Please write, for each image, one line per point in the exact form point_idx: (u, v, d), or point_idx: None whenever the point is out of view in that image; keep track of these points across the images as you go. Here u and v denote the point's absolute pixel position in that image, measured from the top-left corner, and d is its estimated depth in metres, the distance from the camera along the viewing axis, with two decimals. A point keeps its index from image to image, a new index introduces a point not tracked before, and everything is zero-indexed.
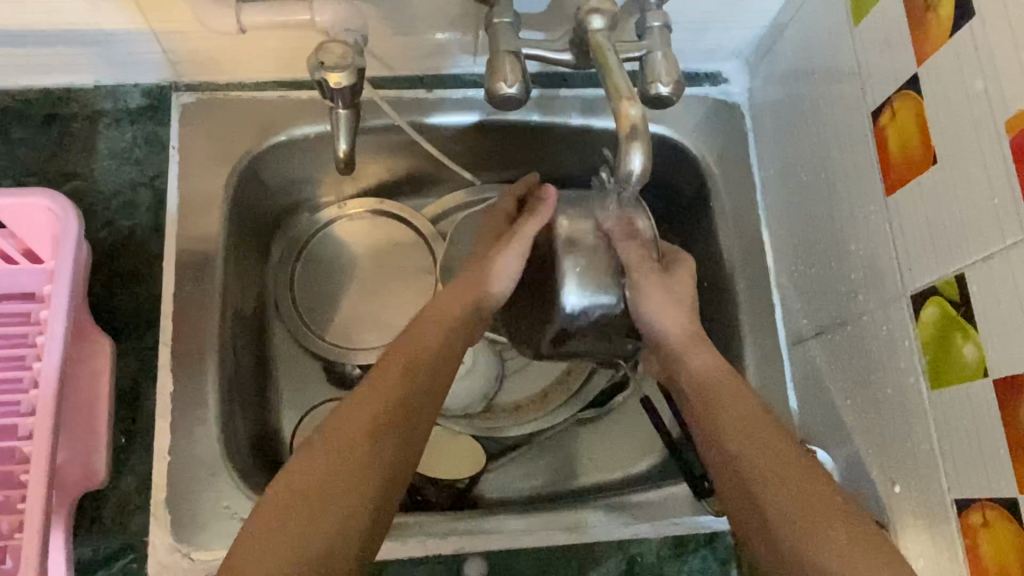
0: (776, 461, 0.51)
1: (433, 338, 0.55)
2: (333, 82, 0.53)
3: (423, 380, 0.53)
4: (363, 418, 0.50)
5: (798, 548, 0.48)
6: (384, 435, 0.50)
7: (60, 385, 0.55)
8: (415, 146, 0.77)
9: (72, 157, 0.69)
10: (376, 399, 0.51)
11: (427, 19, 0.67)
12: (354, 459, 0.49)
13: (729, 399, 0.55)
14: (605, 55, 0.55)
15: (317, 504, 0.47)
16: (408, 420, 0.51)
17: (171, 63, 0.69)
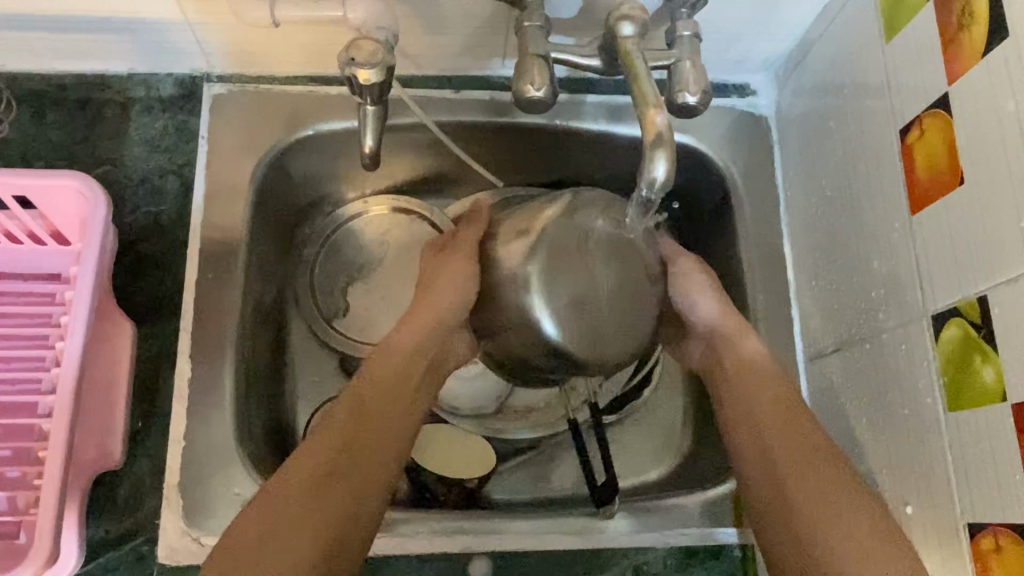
0: (812, 475, 0.56)
1: (373, 394, 0.59)
2: (361, 78, 0.53)
3: (363, 438, 0.57)
4: (300, 479, 0.54)
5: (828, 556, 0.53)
6: (332, 478, 0.54)
7: (83, 363, 0.56)
8: (439, 144, 0.77)
9: (104, 143, 0.70)
10: (330, 441, 0.56)
11: (458, 20, 0.68)
12: (300, 507, 0.52)
13: (769, 413, 0.60)
14: (634, 62, 0.55)
15: (260, 550, 0.50)
16: (347, 478, 0.54)
17: (205, 54, 0.70)
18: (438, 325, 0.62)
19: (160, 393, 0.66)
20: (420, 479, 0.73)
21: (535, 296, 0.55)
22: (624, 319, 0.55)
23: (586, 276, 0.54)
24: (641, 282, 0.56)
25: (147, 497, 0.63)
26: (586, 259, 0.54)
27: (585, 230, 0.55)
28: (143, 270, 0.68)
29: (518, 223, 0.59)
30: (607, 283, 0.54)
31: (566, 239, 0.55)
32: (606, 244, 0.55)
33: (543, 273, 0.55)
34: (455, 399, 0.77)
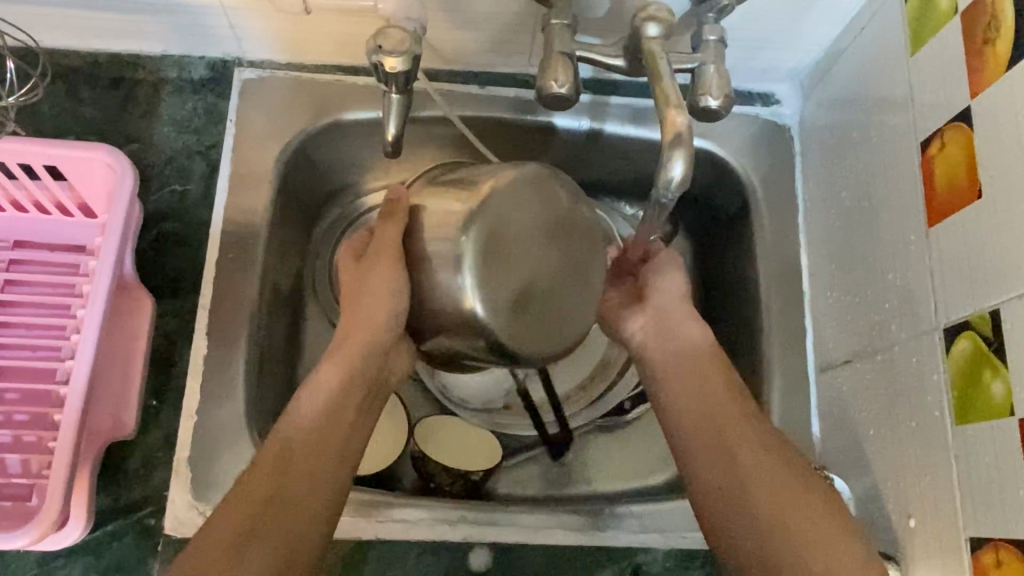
0: (773, 474, 0.56)
1: (311, 422, 0.56)
2: (388, 66, 0.53)
3: (300, 470, 0.54)
4: (232, 526, 0.50)
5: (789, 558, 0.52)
6: (257, 532, 0.51)
7: (104, 331, 0.57)
8: (461, 139, 0.78)
9: (134, 122, 0.72)
10: (255, 493, 0.52)
11: (487, 16, 0.68)
12: (231, 556, 0.49)
13: (725, 409, 0.60)
14: (657, 62, 0.55)
15: None
16: (283, 518, 0.52)
17: (237, 39, 0.72)
18: (373, 343, 0.60)
19: (175, 368, 0.67)
20: (425, 468, 0.74)
21: (467, 273, 0.54)
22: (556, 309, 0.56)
23: (522, 258, 0.55)
24: (577, 268, 0.57)
25: (158, 469, 0.64)
26: (523, 244, 0.55)
27: (521, 208, 0.55)
28: (165, 246, 0.70)
29: (446, 206, 0.57)
30: (544, 270, 0.55)
31: (507, 218, 0.55)
32: (542, 226, 0.55)
33: (477, 249, 0.54)
34: (467, 393, 0.80)
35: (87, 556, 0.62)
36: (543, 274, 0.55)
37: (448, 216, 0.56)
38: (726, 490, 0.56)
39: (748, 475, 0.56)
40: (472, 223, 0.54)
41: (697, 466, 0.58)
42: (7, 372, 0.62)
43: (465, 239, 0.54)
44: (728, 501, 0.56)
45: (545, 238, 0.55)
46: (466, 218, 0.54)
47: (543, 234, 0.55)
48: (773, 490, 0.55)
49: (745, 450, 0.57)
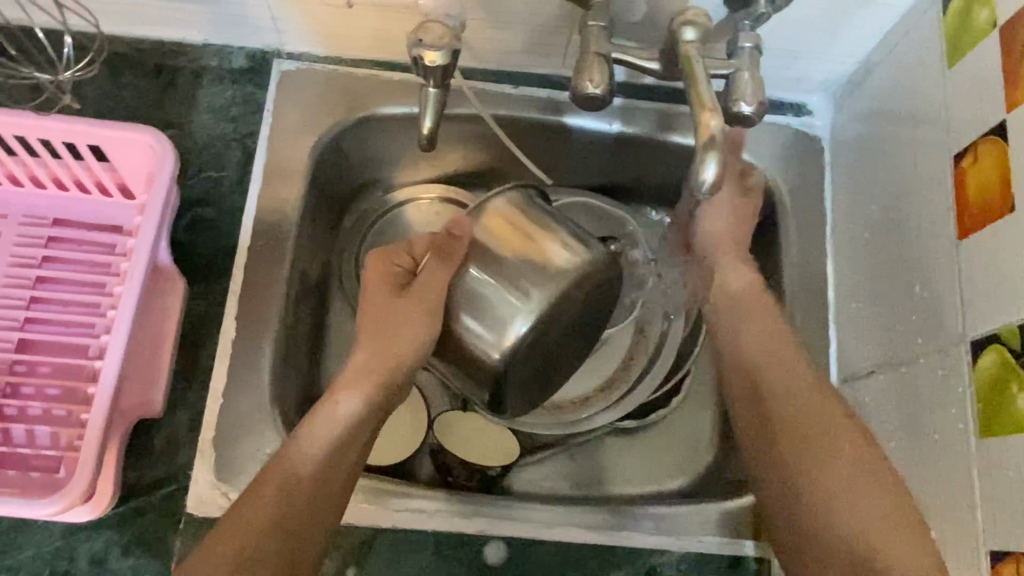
0: (808, 410, 0.58)
1: (327, 440, 0.57)
2: (428, 60, 0.54)
3: (308, 488, 0.55)
4: (236, 545, 0.52)
5: (813, 494, 0.55)
6: (260, 554, 0.52)
7: (141, 309, 0.59)
8: (493, 138, 0.79)
9: (174, 109, 0.74)
10: (260, 505, 0.53)
11: (524, 18, 0.69)
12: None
13: (766, 346, 0.63)
14: (693, 65, 0.56)
15: None
16: (286, 543, 0.53)
17: (278, 31, 0.73)
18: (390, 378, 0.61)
19: (203, 351, 0.68)
20: (443, 461, 0.75)
21: (511, 336, 0.59)
22: (556, 374, 0.67)
23: (553, 335, 0.62)
24: (592, 328, 0.66)
25: (183, 448, 0.65)
26: (565, 316, 0.61)
27: (579, 298, 0.61)
28: (199, 231, 0.71)
29: (515, 266, 0.59)
30: (568, 334, 0.63)
31: (564, 307, 0.60)
32: (583, 312, 0.63)
33: (530, 318, 0.59)
34: None
35: (110, 531, 0.63)
36: (567, 339, 0.64)
37: (513, 276, 0.59)
38: (758, 431, 0.60)
39: (779, 409, 0.59)
40: (538, 304, 0.59)
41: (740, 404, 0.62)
42: (43, 346, 0.63)
43: (525, 321, 0.58)
44: (759, 432, 0.60)
45: (581, 314, 0.62)
46: (532, 297, 0.59)
47: (580, 313, 0.62)
48: (803, 431, 0.57)
49: (788, 413, 0.59)
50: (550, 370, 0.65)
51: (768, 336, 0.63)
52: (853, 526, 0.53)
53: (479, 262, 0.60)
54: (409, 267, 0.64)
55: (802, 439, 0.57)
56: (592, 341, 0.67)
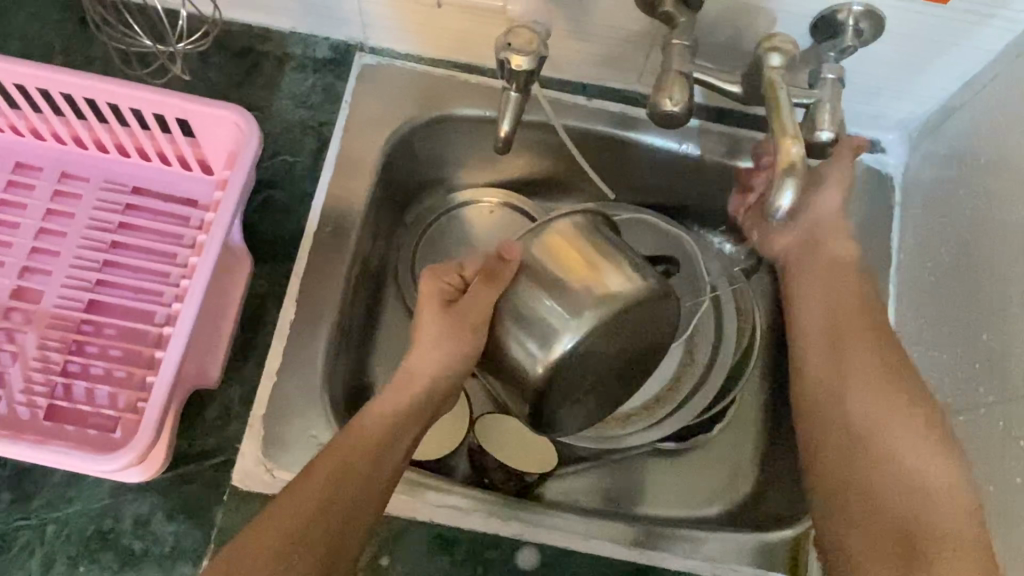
0: (884, 373, 0.60)
1: (374, 440, 0.58)
2: (514, 64, 0.55)
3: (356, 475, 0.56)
4: (283, 527, 0.52)
5: (878, 451, 0.57)
6: (300, 550, 0.52)
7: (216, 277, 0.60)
8: (562, 148, 0.79)
9: (256, 92, 0.75)
10: (311, 487, 0.54)
11: (605, 32, 0.70)
12: (276, 559, 0.51)
13: (849, 307, 0.65)
14: (777, 92, 0.56)
15: None
16: (331, 528, 0.54)
17: (364, 25, 0.75)
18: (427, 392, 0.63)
19: (263, 329, 0.69)
20: (481, 462, 0.75)
21: (559, 354, 0.57)
22: (604, 404, 0.65)
23: (607, 361, 0.61)
24: (648, 360, 0.65)
25: (234, 421, 0.66)
26: (616, 340, 0.59)
27: (629, 325, 0.59)
28: (268, 211, 0.73)
29: (568, 285, 0.58)
30: (623, 365, 0.63)
31: (616, 332, 0.59)
32: (635, 338, 0.61)
33: (578, 340, 0.57)
34: None
35: (155, 496, 0.64)
36: (622, 369, 0.63)
37: (568, 296, 0.58)
38: (829, 383, 0.62)
39: (853, 367, 0.62)
40: (588, 323, 0.57)
41: (813, 352, 0.65)
42: (111, 308, 0.65)
43: (573, 340, 0.57)
44: (830, 382, 0.62)
45: (632, 341, 0.61)
46: (583, 316, 0.57)
47: (633, 341, 0.61)
48: (875, 390, 0.60)
49: (856, 360, 0.62)
50: (602, 398, 0.64)
51: (848, 295, 0.66)
52: (914, 491, 0.55)
53: (532, 277, 0.59)
54: (458, 285, 0.63)
55: (870, 397, 0.59)
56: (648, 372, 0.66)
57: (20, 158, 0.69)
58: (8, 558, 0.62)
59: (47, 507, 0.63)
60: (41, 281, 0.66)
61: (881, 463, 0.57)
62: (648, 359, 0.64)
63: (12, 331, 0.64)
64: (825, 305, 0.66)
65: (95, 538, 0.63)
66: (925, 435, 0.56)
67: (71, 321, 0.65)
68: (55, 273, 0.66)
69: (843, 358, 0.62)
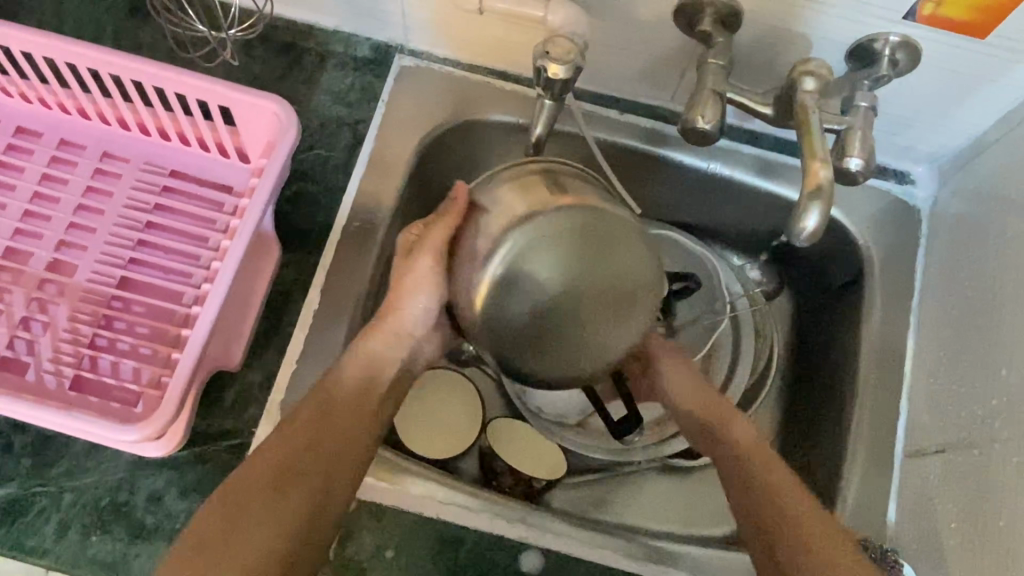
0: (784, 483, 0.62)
1: (351, 390, 0.63)
2: (551, 72, 0.56)
3: (334, 423, 0.61)
4: (271, 468, 0.58)
5: (792, 551, 0.58)
6: (285, 494, 0.58)
7: (261, 234, 0.63)
8: (590, 160, 0.80)
9: (297, 86, 0.77)
10: (294, 436, 0.60)
11: (643, 47, 0.71)
12: (261, 498, 0.57)
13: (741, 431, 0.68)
14: (809, 115, 0.57)
15: (225, 536, 0.55)
16: (309, 471, 0.59)
17: (405, 27, 0.76)
18: (401, 331, 0.67)
19: (286, 317, 0.70)
20: (490, 464, 0.76)
21: (494, 267, 0.55)
22: (572, 332, 0.53)
23: (556, 283, 0.53)
24: (627, 304, 0.54)
25: (251, 405, 0.67)
26: (557, 257, 0.53)
27: (565, 236, 0.54)
28: (300, 203, 0.74)
29: (506, 202, 0.57)
30: (585, 297, 0.53)
31: (555, 245, 0.53)
32: (574, 265, 0.53)
33: (508, 252, 0.54)
34: (544, 401, 0.82)
35: (172, 472, 0.65)
36: (586, 307, 0.53)
37: (503, 213, 0.57)
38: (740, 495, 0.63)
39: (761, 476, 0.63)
40: (516, 237, 0.54)
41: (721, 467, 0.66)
42: (141, 286, 0.67)
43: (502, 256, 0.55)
44: (741, 497, 0.63)
45: (590, 264, 0.53)
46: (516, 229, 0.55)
47: (587, 266, 0.53)
48: (779, 498, 0.61)
49: (759, 470, 0.64)
50: (565, 340, 0.53)
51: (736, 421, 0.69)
52: None
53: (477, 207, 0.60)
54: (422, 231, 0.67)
55: (779, 501, 0.61)
56: (631, 322, 0.55)
57: (65, 135, 0.71)
58: (23, 523, 0.63)
59: (66, 476, 0.65)
60: (76, 255, 0.67)
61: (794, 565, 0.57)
62: (630, 304, 0.54)
63: (45, 302, 0.66)
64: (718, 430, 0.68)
65: (108, 509, 0.64)
66: (833, 537, 0.58)
67: (102, 295, 0.66)
68: (90, 249, 0.68)
69: (747, 474, 0.64)
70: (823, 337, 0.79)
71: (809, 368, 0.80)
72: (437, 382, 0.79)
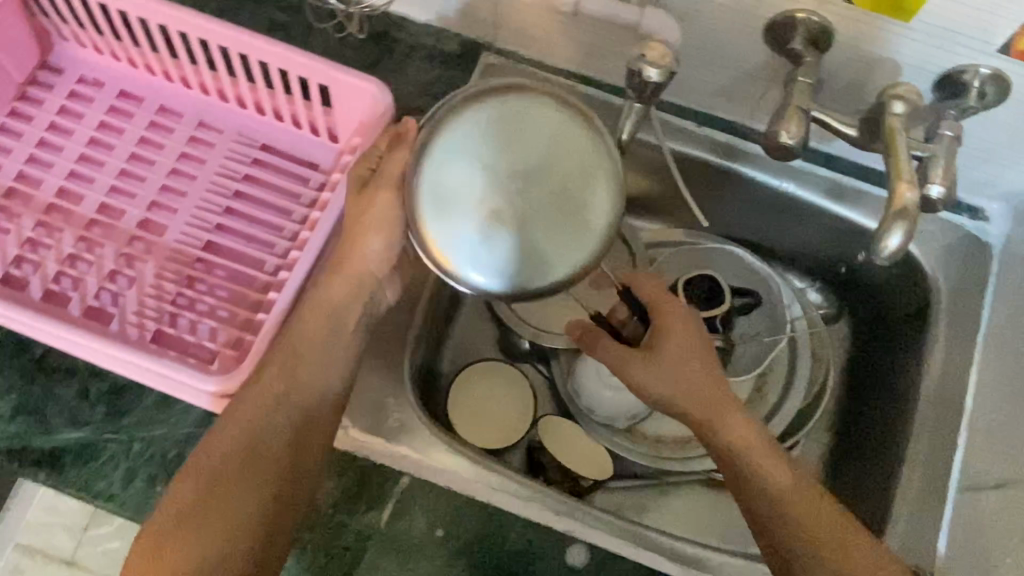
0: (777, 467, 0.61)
1: (318, 334, 0.64)
2: (644, 74, 0.57)
3: (301, 379, 0.62)
4: (238, 436, 0.59)
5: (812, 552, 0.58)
6: (260, 458, 0.59)
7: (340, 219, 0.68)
8: (662, 170, 0.81)
9: (385, 74, 0.80)
10: (264, 396, 0.61)
11: (731, 63, 0.72)
12: (232, 468, 0.59)
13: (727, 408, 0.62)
14: (897, 139, 0.58)
15: (198, 511, 0.57)
16: (273, 431, 0.60)
17: (495, 25, 0.78)
18: (362, 274, 0.66)
19: None
20: (539, 458, 0.77)
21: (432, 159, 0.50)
22: (535, 230, 0.49)
23: (493, 177, 0.49)
24: (567, 207, 0.50)
25: None
26: (494, 148, 0.50)
27: (507, 126, 0.50)
28: None
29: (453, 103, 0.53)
30: (527, 195, 0.49)
31: (493, 134, 0.50)
32: (517, 159, 0.49)
33: (449, 141, 0.50)
34: (592, 402, 0.79)
35: None
36: (529, 205, 0.49)
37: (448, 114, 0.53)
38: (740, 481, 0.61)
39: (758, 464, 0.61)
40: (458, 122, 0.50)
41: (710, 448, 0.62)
42: (224, 251, 0.70)
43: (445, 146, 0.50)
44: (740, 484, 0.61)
45: (531, 163, 0.49)
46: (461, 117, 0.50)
47: (531, 164, 0.49)
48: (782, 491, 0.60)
49: (753, 453, 0.61)
50: (507, 243, 0.50)
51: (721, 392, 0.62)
52: None
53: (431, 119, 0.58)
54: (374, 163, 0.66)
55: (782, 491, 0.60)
56: (575, 231, 0.50)
57: (165, 102, 0.75)
58: (91, 468, 0.65)
59: (136, 427, 0.67)
60: (165, 216, 0.70)
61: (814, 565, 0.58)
62: (572, 204, 0.50)
63: (132, 257, 0.69)
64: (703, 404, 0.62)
65: (175, 462, 0.66)
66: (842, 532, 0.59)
67: (187, 256, 0.69)
68: (179, 212, 0.71)
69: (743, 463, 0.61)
70: (881, 367, 0.80)
71: (865, 395, 0.81)
72: (492, 371, 0.80)
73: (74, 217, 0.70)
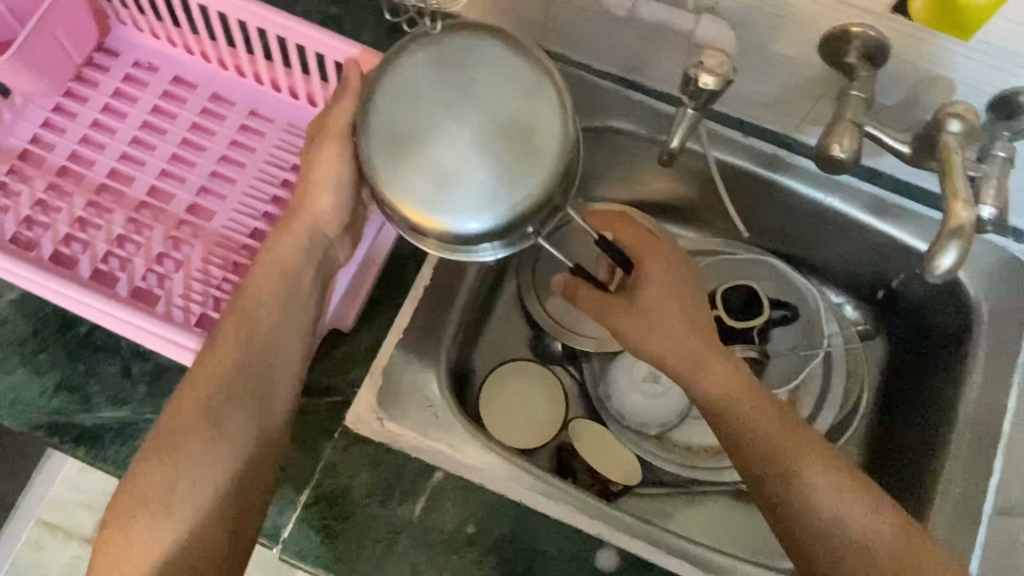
0: (769, 412, 0.61)
1: (270, 293, 0.64)
2: (702, 82, 0.58)
3: (254, 342, 0.62)
4: (198, 407, 0.60)
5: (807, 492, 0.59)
6: (220, 424, 0.60)
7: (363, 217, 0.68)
8: (704, 178, 0.81)
9: None
10: (220, 366, 0.61)
11: (782, 74, 0.72)
12: (197, 437, 0.59)
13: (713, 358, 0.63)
14: (953, 158, 0.57)
15: (168, 483, 0.58)
16: (232, 396, 0.61)
17: (545, 27, 0.78)
18: (311, 230, 0.65)
19: (398, 290, 0.74)
20: (569, 460, 0.77)
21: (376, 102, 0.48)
22: (492, 162, 0.46)
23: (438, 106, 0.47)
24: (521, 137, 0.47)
25: (354, 368, 0.71)
26: (434, 84, 0.47)
27: (447, 59, 0.48)
28: None
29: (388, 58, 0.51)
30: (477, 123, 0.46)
31: (432, 67, 0.48)
32: (459, 89, 0.47)
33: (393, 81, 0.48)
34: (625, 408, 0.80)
35: None
36: (479, 132, 0.46)
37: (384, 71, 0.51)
38: (731, 427, 0.61)
39: (747, 408, 0.61)
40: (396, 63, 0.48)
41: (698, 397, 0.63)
42: None
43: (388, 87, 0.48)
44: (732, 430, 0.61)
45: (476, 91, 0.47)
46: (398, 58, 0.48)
47: (476, 93, 0.47)
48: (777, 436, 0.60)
49: (742, 401, 0.61)
50: (460, 175, 0.46)
51: (708, 345, 0.63)
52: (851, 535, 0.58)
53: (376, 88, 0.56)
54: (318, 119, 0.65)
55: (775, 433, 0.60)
56: (534, 164, 0.47)
57: (217, 89, 0.76)
58: (131, 445, 0.66)
59: None
60: (215, 202, 0.72)
61: (807, 504, 0.59)
62: (526, 134, 0.47)
63: (180, 241, 0.70)
64: (689, 355, 0.63)
65: None
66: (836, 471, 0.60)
67: (234, 243, 0.71)
68: (228, 198, 0.72)
69: (734, 410, 0.61)
70: (918, 387, 0.79)
71: (899, 413, 0.81)
72: (526, 372, 0.80)
73: (125, 197, 0.72)
